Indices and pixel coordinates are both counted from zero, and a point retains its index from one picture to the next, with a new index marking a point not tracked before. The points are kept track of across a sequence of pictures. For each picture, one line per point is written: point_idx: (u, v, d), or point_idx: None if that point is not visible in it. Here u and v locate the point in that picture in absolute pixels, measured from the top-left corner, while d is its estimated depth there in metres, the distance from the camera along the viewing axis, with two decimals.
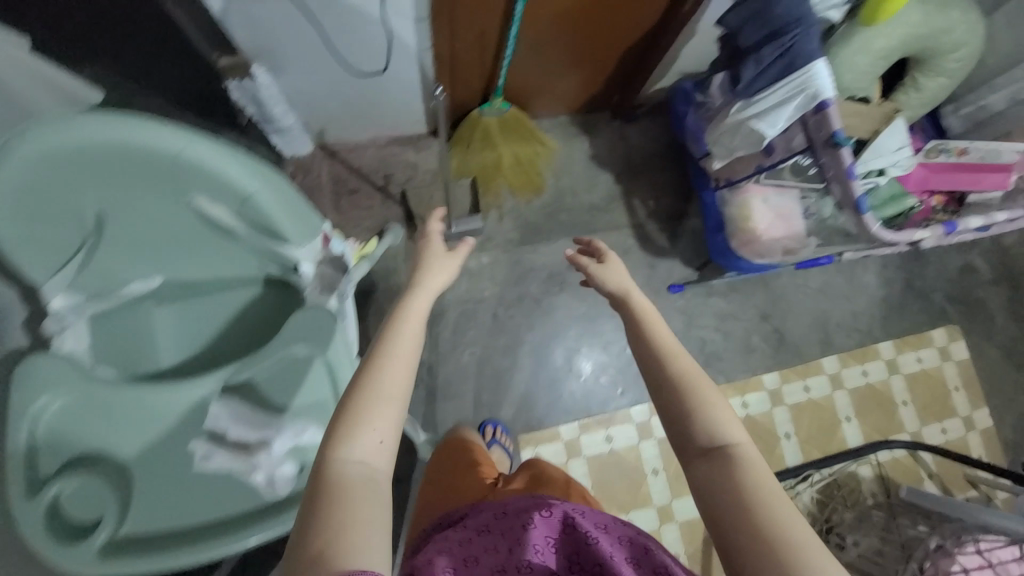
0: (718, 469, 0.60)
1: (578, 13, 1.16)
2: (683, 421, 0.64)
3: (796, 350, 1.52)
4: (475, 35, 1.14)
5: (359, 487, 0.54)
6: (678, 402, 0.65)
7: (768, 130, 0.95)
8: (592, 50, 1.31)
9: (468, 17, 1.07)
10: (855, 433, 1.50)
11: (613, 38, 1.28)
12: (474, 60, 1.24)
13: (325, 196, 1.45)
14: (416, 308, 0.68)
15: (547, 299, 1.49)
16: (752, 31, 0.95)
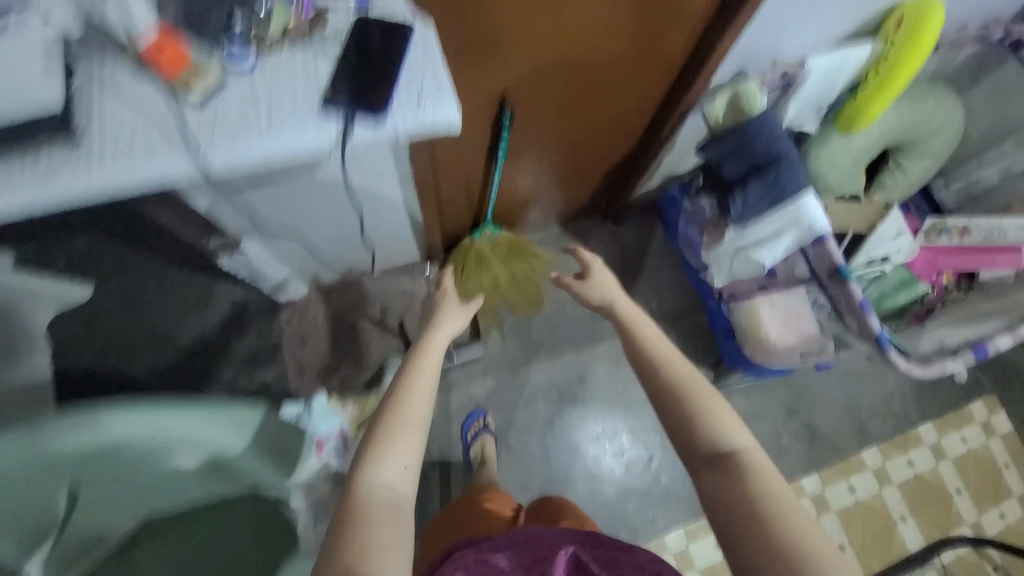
0: (729, 478, 0.63)
1: (559, 142, 1.19)
2: (687, 425, 0.69)
3: (832, 446, 1.42)
4: (461, 173, 1.17)
5: (384, 510, 0.63)
6: (681, 405, 0.70)
7: (766, 258, 0.95)
8: (577, 170, 1.34)
9: (452, 160, 1.10)
10: (914, 534, 1.38)
11: (596, 159, 1.31)
12: (462, 195, 1.26)
13: (323, 336, 1.42)
14: (429, 354, 0.81)
15: (560, 420, 1.41)
16: (735, 163, 0.94)
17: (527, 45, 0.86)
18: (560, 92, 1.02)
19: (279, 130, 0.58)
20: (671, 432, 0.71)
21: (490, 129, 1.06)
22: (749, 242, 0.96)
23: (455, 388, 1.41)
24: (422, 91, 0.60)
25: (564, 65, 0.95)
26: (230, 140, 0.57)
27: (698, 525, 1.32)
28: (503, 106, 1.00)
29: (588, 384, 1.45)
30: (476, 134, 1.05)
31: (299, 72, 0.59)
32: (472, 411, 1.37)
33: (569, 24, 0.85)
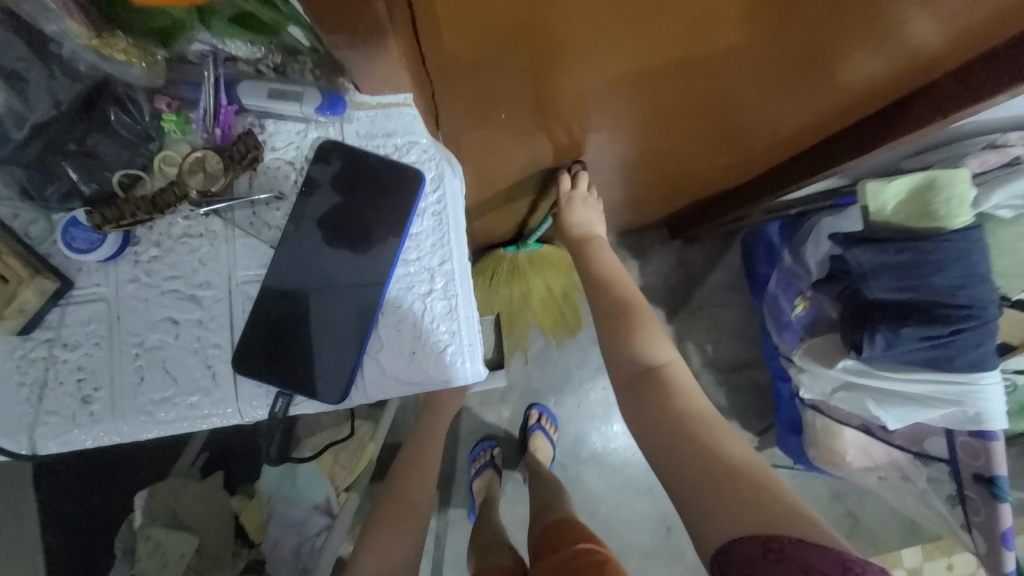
0: (653, 390, 0.61)
1: (641, 183, 0.89)
2: (623, 344, 0.68)
3: (870, 536, 1.28)
4: (498, 212, 0.91)
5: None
6: (621, 322, 0.70)
7: (886, 417, 0.79)
8: (652, 198, 1.03)
9: (479, 204, 0.83)
10: None
11: (681, 191, 0.99)
12: (503, 222, 0.99)
13: None
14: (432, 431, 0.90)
15: (576, 460, 1.30)
16: (890, 283, 0.73)
17: (602, 107, 0.55)
18: (648, 145, 0.70)
19: (195, 407, 0.52)
20: (609, 359, 0.68)
21: (543, 174, 0.77)
22: (878, 386, 0.79)
23: (466, 411, 1.29)
24: (422, 337, 0.54)
25: (659, 125, 0.64)
26: (74, 425, 0.50)
27: None
28: (561, 156, 0.71)
29: (613, 427, 1.30)
30: (520, 179, 0.77)
31: (208, 284, 0.53)
32: (484, 438, 1.27)
33: (677, 87, 0.53)
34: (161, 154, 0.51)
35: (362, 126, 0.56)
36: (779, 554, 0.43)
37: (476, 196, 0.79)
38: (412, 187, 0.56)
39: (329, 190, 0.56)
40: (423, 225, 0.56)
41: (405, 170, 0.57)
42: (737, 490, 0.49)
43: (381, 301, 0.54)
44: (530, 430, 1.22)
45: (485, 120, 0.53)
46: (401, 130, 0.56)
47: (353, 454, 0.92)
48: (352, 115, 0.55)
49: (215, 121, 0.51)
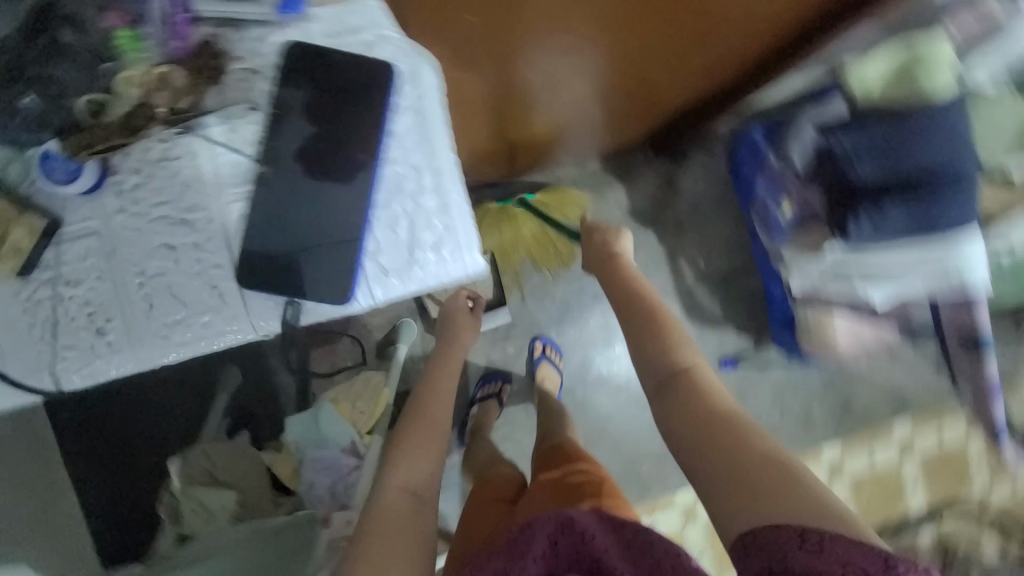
0: (680, 394, 0.61)
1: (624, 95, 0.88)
2: (648, 348, 0.68)
3: (862, 418, 1.38)
4: (483, 137, 0.91)
5: (407, 511, 0.60)
6: (644, 328, 0.70)
7: (873, 292, 0.85)
8: (632, 113, 1.01)
9: (461, 123, 0.83)
10: (919, 500, 1.40)
11: (664, 102, 0.98)
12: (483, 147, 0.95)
13: None
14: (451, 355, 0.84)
15: (583, 384, 1.35)
16: (873, 164, 0.78)
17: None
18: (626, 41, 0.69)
19: (216, 331, 0.54)
20: (639, 359, 0.69)
21: (523, 87, 0.77)
22: (867, 268, 0.82)
23: (472, 352, 1.32)
24: (418, 238, 0.56)
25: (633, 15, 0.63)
26: (96, 357, 0.52)
27: None
28: (541, 64, 0.71)
29: (614, 347, 1.35)
30: (501, 93, 0.77)
31: (196, 208, 0.53)
32: (493, 373, 1.31)
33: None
34: (121, 75, 0.48)
35: (327, 25, 0.54)
36: (816, 544, 0.43)
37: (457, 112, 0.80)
38: (384, 84, 0.55)
39: (303, 116, 0.54)
40: (403, 122, 0.56)
41: (377, 66, 0.55)
42: (766, 488, 0.50)
43: (362, 239, 0.55)
44: (536, 362, 1.27)
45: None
46: (367, 25, 0.55)
47: (368, 399, 0.96)
48: (314, 10, 0.54)
49: (170, 31, 0.49)
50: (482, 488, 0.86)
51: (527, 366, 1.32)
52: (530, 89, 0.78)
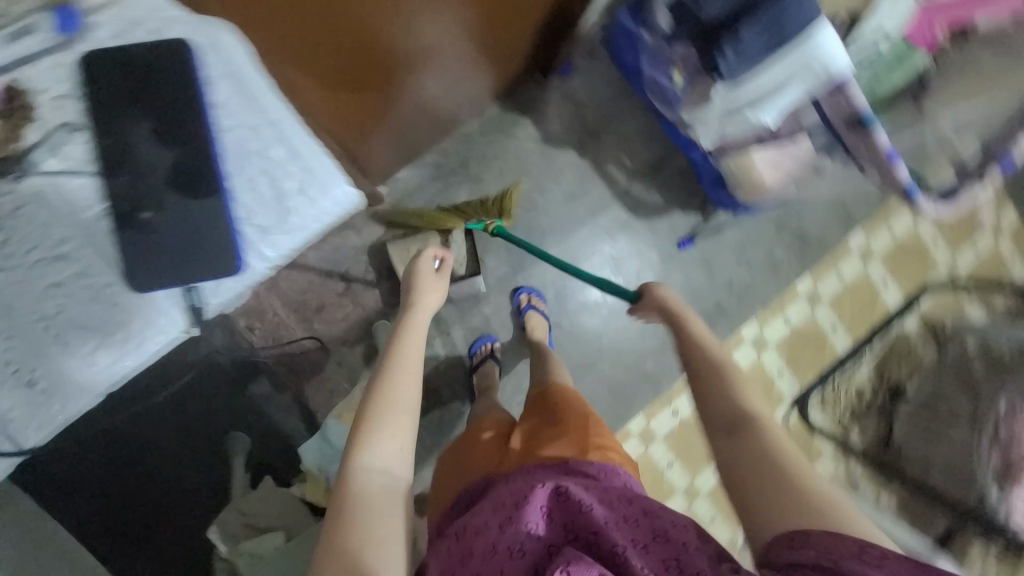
0: (747, 438, 0.60)
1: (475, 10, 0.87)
2: (718, 394, 0.66)
3: (821, 243, 1.46)
4: (374, 100, 0.93)
5: (382, 491, 0.63)
6: (712, 381, 0.68)
7: (763, 117, 0.87)
8: (498, 33, 1.01)
9: (345, 89, 0.85)
10: (895, 294, 1.51)
11: (523, 12, 0.99)
12: (365, 116, 0.96)
13: (295, 327, 1.28)
14: (416, 322, 0.89)
15: (566, 314, 1.39)
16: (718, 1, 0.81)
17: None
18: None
19: (139, 345, 0.65)
20: (702, 405, 0.67)
21: (376, 32, 0.77)
22: (748, 99, 0.86)
23: (454, 326, 1.35)
24: (280, 185, 0.63)
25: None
26: (50, 404, 0.63)
27: None
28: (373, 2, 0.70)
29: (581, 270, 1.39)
30: (358, 47, 0.77)
31: (65, 240, 0.58)
32: (483, 336, 1.33)
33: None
34: None
35: (110, 27, 0.57)
36: (877, 558, 0.45)
37: (334, 80, 0.82)
38: (188, 60, 0.58)
39: (155, 141, 0.58)
40: (221, 92, 0.60)
41: (173, 45, 0.58)
42: (818, 516, 0.51)
43: (234, 221, 0.62)
44: (525, 312, 1.29)
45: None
46: (147, 16, 0.58)
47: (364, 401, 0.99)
48: (93, 19, 0.56)
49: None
50: (472, 434, 0.92)
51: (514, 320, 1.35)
52: (385, 32, 0.78)
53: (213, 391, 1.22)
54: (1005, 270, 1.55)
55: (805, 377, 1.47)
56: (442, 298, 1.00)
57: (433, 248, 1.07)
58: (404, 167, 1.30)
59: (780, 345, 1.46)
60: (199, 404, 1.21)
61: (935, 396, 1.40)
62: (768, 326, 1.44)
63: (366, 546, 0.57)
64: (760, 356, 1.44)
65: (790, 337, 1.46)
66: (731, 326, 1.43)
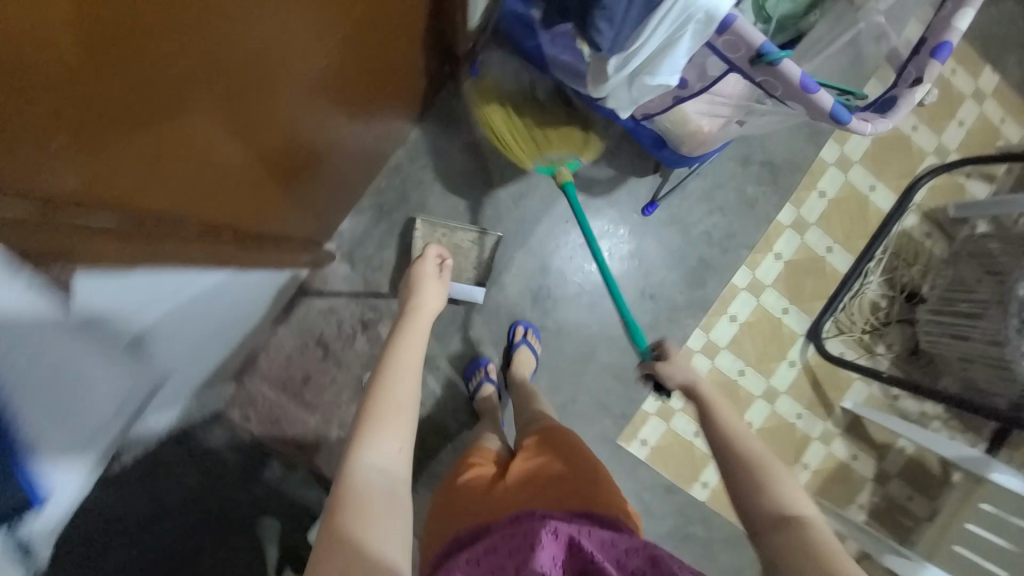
0: (790, 532, 0.65)
1: (353, 67, 0.86)
2: (753, 489, 0.71)
3: (792, 165, 1.37)
4: (289, 182, 0.93)
5: (382, 492, 0.62)
6: (747, 475, 0.72)
7: (667, 80, 0.70)
8: (393, 62, 0.99)
9: (263, 187, 0.85)
10: (886, 195, 1.41)
11: (406, 35, 0.96)
12: (287, 189, 0.93)
13: (288, 402, 1.28)
14: (416, 325, 0.88)
15: (550, 314, 1.35)
16: None
17: (185, 63, 0.50)
18: (297, 41, 0.65)
19: None
20: (739, 502, 0.72)
21: (271, 135, 0.76)
22: (642, 64, 0.70)
23: (442, 359, 1.32)
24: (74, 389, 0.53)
25: (264, 25, 0.57)
26: None
27: (710, 316, 1.37)
28: (256, 118, 0.69)
29: (552, 267, 1.34)
30: (260, 152, 0.76)
31: None
32: (478, 359, 1.31)
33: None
34: None
35: None
36: None
37: (250, 189, 0.81)
38: None
39: None
40: None
41: None
42: None
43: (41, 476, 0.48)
44: (517, 345, 1.29)
45: (133, 171, 0.53)
46: None
47: None
48: None
49: None
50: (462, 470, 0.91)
51: (506, 350, 1.33)
52: (281, 128, 0.77)
53: (229, 483, 1.24)
54: (998, 134, 1.43)
55: (813, 308, 1.40)
56: (443, 299, 1.00)
57: (437, 247, 1.07)
58: (344, 217, 1.27)
59: (777, 283, 1.38)
60: (219, 499, 1.23)
61: (950, 288, 1.31)
62: (759, 268, 1.37)
63: (365, 543, 0.56)
64: (759, 299, 1.38)
65: (786, 272, 1.38)
66: (721, 278, 1.36)
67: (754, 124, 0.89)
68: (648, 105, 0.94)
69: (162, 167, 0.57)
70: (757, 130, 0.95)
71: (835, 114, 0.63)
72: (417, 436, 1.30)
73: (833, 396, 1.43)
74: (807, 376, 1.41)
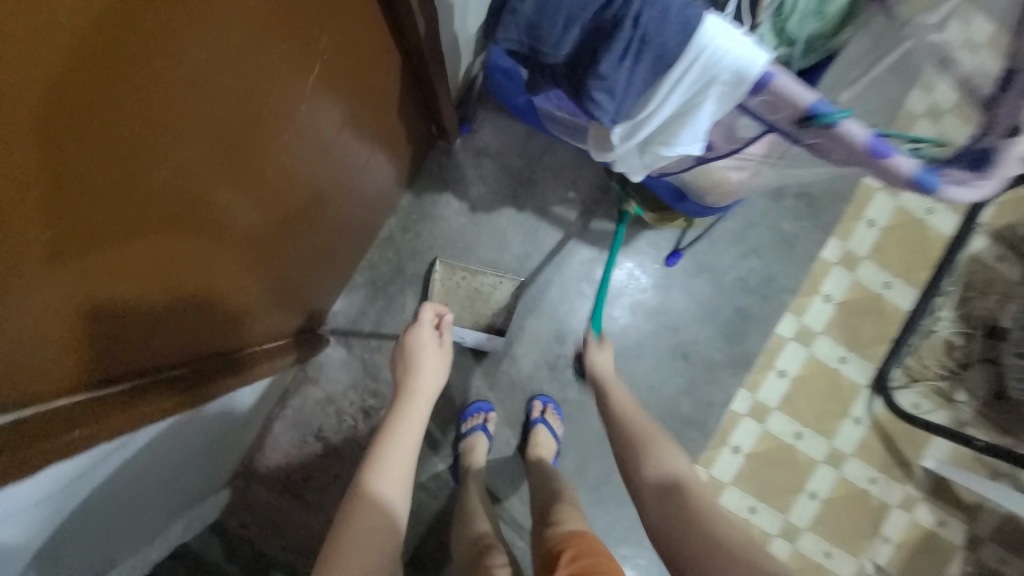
0: (677, 500, 0.67)
1: (335, 158, 0.82)
2: (637, 460, 0.76)
3: (832, 194, 1.21)
4: (285, 275, 0.88)
5: None
6: (633, 446, 0.78)
7: (690, 148, 0.57)
8: (381, 138, 0.94)
9: (249, 286, 0.78)
10: (946, 217, 1.23)
11: (387, 108, 0.90)
12: (287, 284, 0.91)
13: (288, 505, 1.16)
14: (417, 404, 0.78)
15: (571, 384, 1.20)
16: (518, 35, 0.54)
17: (139, 175, 0.45)
18: (270, 128, 0.62)
19: None
20: (629, 478, 0.76)
21: (252, 229, 0.71)
22: (657, 128, 0.56)
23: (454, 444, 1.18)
24: None
25: (229, 117, 0.54)
26: None
27: (754, 373, 1.19)
28: (231, 216, 0.64)
29: (568, 331, 1.20)
30: (241, 250, 0.71)
31: None
32: (476, 402, 1.18)
33: (149, 106, 0.42)
34: None
35: None
36: None
37: (234, 292, 0.74)
38: None
39: None
40: None
41: None
42: None
43: None
44: (533, 425, 1.14)
45: (91, 305, 0.46)
46: None
47: None
48: None
49: None
50: None
51: (524, 429, 1.19)
52: (263, 220, 0.72)
53: None
54: None
55: (875, 354, 1.21)
56: (446, 370, 0.87)
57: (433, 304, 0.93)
58: (336, 298, 1.17)
59: (829, 328, 1.20)
60: None
61: None
62: (805, 313, 1.20)
63: None
64: (810, 349, 1.20)
65: (838, 315, 1.20)
66: (763, 328, 1.19)
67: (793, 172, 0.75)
68: (668, 165, 0.81)
69: (126, 292, 0.51)
70: (797, 177, 0.81)
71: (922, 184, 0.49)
72: (431, 535, 1.15)
73: (909, 453, 1.24)
74: (876, 432, 1.22)
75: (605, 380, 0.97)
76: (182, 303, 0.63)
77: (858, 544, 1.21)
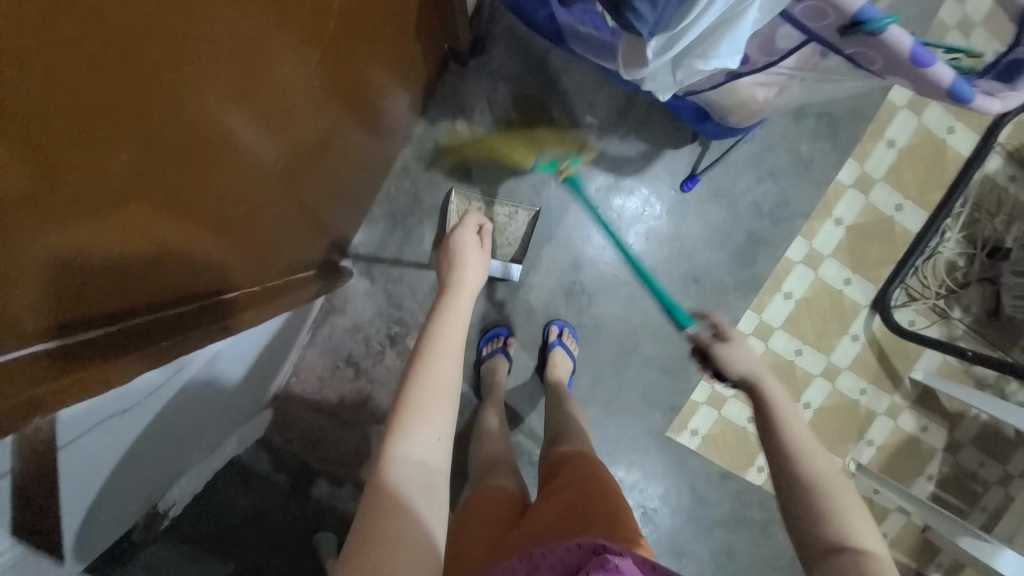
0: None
1: (343, 78, 0.75)
2: (807, 513, 0.54)
3: (854, 114, 1.19)
4: (303, 206, 0.85)
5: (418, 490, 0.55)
6: (810, 498, 0.55)
7: (725, 62, 0.57)
8: (395, 53, 0.88)
9: (268, 225, 0.76)
10: (965, 137, 1.22)
11: (401, 16, 0.83)
12: (307, 216, 0.89)
13: (325, 422, 1.26)
14: (466, 294, 0.77)
15: (585, 308, 1.26)
16: None
17: (156, 104, 0.41)
18: (279, 44, 0.55)
19: None
20: (793, 534, 0.55)
21: (266, 163, 0.65)
22: (692, 41, 0.56)
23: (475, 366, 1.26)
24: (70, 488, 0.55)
25: (241, 39, 0.48)
26: None
27: (762, 295, 1.24)
28: (250, 148, 0.59)
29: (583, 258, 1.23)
30: (258, 186, 0.66)
31: None
32: (494, 326, 1.25)
33: (165, 27, 0.38)
34: None
35: None
36: None
37: (251, 234, 0.71)
38: None
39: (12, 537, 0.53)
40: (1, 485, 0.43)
41: None
42: None
43: None
44: (552, 347, 1.20)
45: (124, 244, 0.45)
46: None
47: None
48: None
49: None
50: (478, 509, 0.80)
51: (542, 351, 1.26)
52: (279, 151, 0.67)
53: None
54: None
55: (880, 275, 1.25)
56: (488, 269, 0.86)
57: (474, 214, 0.92)
58: (357, 230, 1.19)
59: (838, 251, 1.24)
60: None
61: None
62: (816, 237, 1.22)
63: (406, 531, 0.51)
64: (817, 272, 1.24)
65: (847, 238, 1.23)
66: (773, 252, 1.23)
67: (820, 88, 0.74)
68: (695, 83, 0.80)
69: (154, 234, 0.49)
70: (823, 94, 0.80)
71: (959, 91, 0.50)
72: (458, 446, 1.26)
73: (901, 366, 1.32)
74: (872, 348, 1.29)
75: (754, 383, 0.67)
76: (202, 248, 0.60)
77: (845, 448, 1.32)
